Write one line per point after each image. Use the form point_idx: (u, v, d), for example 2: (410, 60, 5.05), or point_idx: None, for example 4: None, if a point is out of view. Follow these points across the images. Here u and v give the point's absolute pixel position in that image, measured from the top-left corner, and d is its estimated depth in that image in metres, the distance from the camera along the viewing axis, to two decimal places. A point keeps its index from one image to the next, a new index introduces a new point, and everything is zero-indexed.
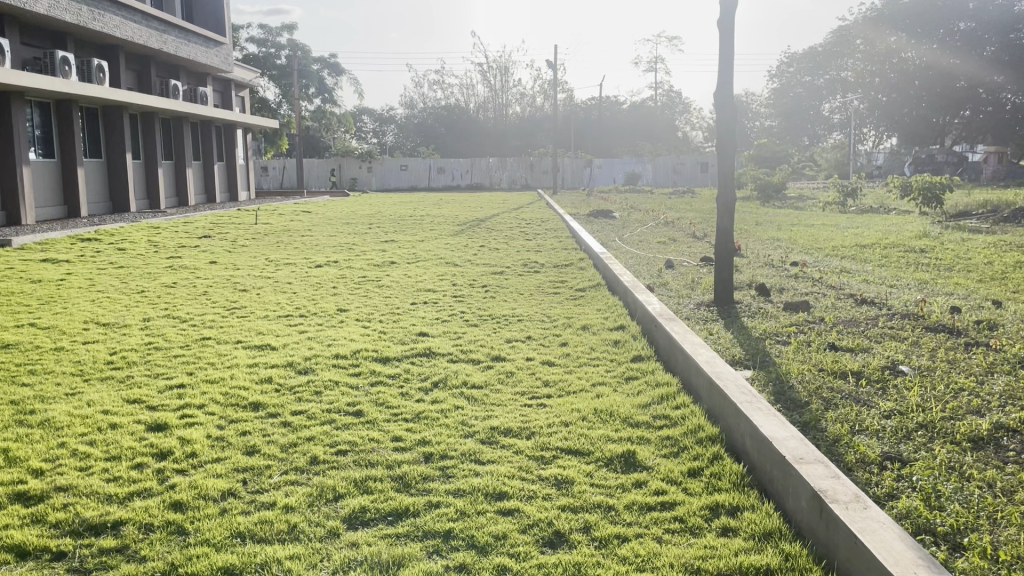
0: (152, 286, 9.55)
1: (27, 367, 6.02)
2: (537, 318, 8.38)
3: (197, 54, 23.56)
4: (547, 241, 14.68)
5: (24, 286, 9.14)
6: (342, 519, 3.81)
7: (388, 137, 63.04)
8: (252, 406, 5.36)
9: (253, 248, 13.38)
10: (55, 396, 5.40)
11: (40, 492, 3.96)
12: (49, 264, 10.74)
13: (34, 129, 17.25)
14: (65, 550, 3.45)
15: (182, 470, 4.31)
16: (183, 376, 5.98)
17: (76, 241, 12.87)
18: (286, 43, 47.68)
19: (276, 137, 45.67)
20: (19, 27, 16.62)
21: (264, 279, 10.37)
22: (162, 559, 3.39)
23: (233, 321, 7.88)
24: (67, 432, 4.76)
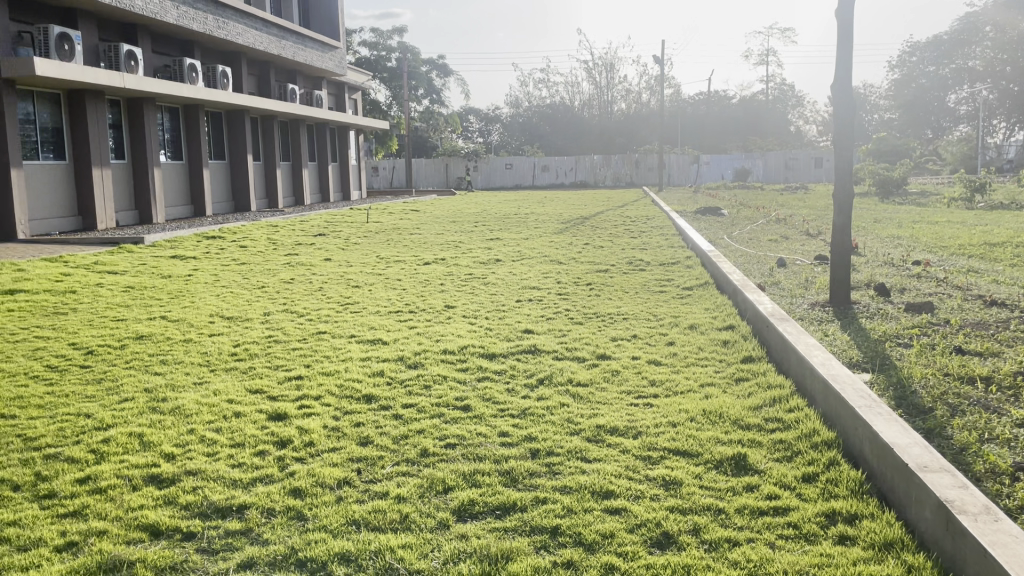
0: (272, 282, 10.00)
1: (159, 357, 6.40)
2: (643, 316, 8.30)
3: (313, 59, 24.44)
4: (652, 239, 14.45)
5: (156, 280, 9.73)
6: (452, 510, 3.89)
7: (494, 136, 63.91)
8: (365, 399, 5.54)
9: (365, 245, 13.83)
10: (185, 385, 5.73)
11: (171, 476, 4.20)
12: (178, 260, 11.42)
13: (165, 133, 18.30)
14: (193, 531, 3.64)
15: (300, 459, 4.49)
16: (301, 368, 6.23)
17: (202, 238, 13.61)
18: (396, 46, 49.00)
19: (386, 137, 46.92)
20: (151, 37, 17.66)
21: (374, 276, 10.68)
22: (283, 543, 3.54)
23: (346, 317, 8.16)
24: (196, 419, 5.04)
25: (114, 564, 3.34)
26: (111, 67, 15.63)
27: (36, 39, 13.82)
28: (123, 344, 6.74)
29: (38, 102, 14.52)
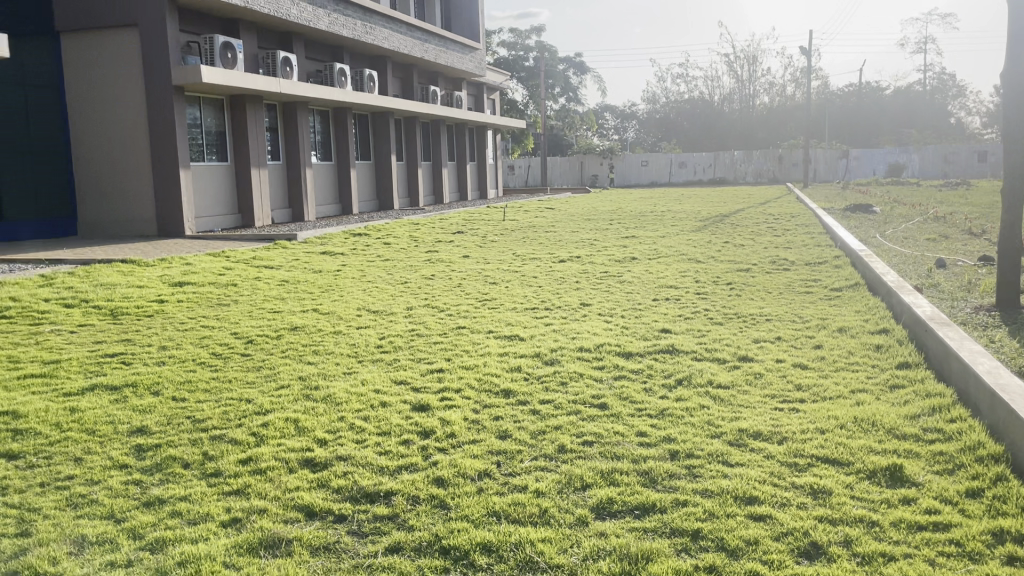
0: (413, 277, 10.31)
1: (311, 348, 6.76)
2: (788, 317, 8.00)
3: (454, 60, 25.02)
4: (796, 238, 13.89)
5: (308, 275, 10.27)
6: (590, 508, 3.89)
7: (630, 133, 63.37)
8: (503, 393, 5.62)
9: (502, 243, 14.04)
10: (335, 374, 6.01)
11: (324, 460, 4.42)
12: (327, 256, 11.98)
13: (316, 135, 19.23)
14: (345, 514, 3.82)
15: (443, 449, 4.62)
16: (442, 362, 6.40)
17: (349, 235, 14.23)
18: (534, 45, 49.47)
19: (523, 136, 47.45)
20: (304, 44, 18.60)
21: (512, 273, 10.82)
22: (427, 530, 3.65)
23: (485, 312, 8.31)
24: (346, 407, 5.28)
25: (273, 541, 3.54)
26: (268, 72, 16.56)
27: (203, 48, 14.83)
28: (279, 334, 7.15)
29: (204, 108, 15.59)
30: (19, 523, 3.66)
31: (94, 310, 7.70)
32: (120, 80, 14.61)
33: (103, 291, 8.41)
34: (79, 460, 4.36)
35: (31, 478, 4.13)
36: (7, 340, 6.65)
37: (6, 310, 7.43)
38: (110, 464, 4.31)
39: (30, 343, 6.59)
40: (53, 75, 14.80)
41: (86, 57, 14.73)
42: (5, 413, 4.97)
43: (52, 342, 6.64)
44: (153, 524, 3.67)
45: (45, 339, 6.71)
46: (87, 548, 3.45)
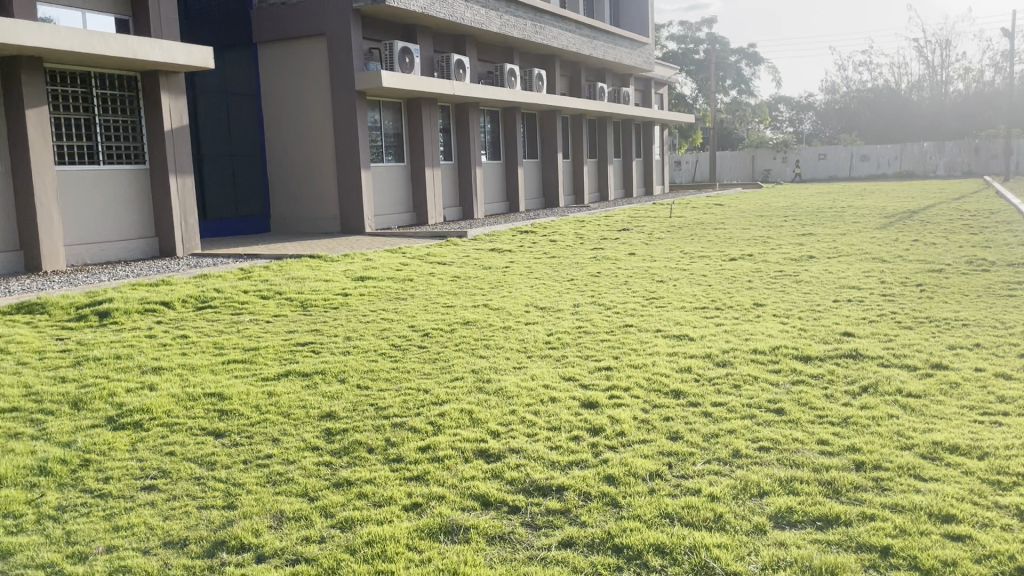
0: (580, 275, 10.35)
1: (483, 342, 6.94)
2: (988, 323, 7.35)
3: (623, 56, 24.83)
4: (998, 237, 12.73)
5: (478, 271, 10.55)
6: (768, 516, 3.75)
7: (806, 125, 60.52)
8: (673, 394, 5.53)
9: (669, 240, 13.79)
10: (506, 368, 6.15)
11: (497, 452, 4.53)
12: (496, 252, 12.26)
13: (486, 135, 19.72)
14: (518, 506, 3.90)
15: (613, 447, 4.61)
16: (610, 359, 6.39)
17: (517, 232, 14.49)
18: (705, 37, 48.30)
19: (691, 130, 46.48)
20: (477, 46, 19.10)
21: (680, 271, 10.63)
22: (600, 527, 3.66)
23: (653, 311, 8.21)
24: (517, 401, 5.38)
25: (452, 528, 3.67)
26: (443, 75, 17.16)
27: (383, 54, 15.57)
28: (453, 328, 7.40)
29: (383, 111, 16.38)
30: (226, 496, 4.00)
31: (286, 302, 8.28)
32: (308, 87, 15.62)
33: (294, 285, 9.03)
34: (276, 440, 4.71)
35: (236, 455, 4.50)
36: (213, 328, 7.28)
37: (211, 301, 8.13)
38: (303, 446, 4.63)
39: (232, 331, 7.18)
40: (251, 84, 16.03)
41: (280, 67, 15.86)
42: (212, 394, 5.44)
43: (251, 330, 7.21)
44: (342, 504, 3.90)
45: (245, 328, 7.30)
46: (285, 522, 3.72)
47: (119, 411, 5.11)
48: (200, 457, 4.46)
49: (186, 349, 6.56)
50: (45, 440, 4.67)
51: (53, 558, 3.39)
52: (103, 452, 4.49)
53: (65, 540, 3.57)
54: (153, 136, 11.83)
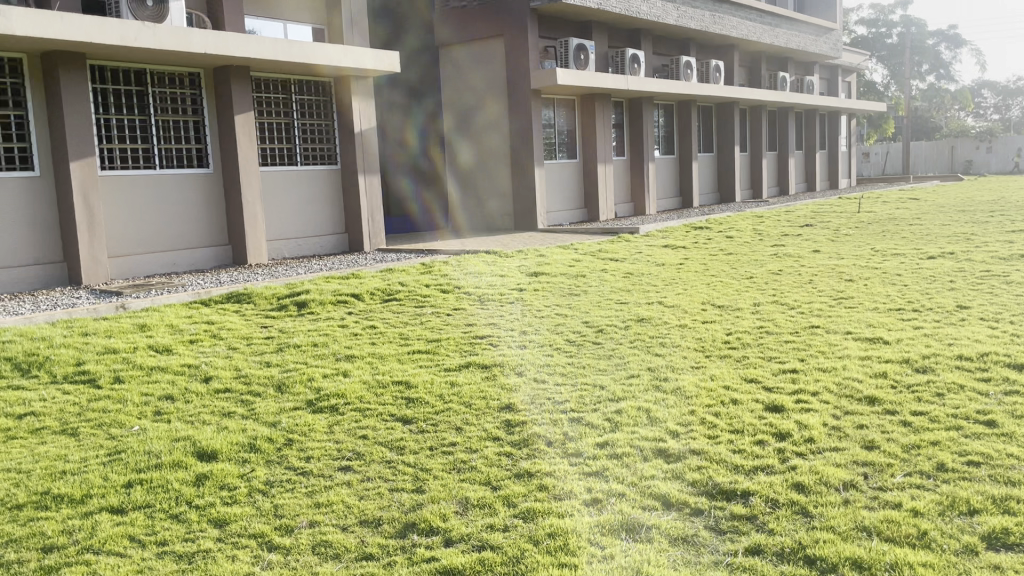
0: (760, 273, 9.96)
1: (659, 339, 6.83)
2: None
3: (807, 43, 23.65)
4: None
5: (653, 268, 10.40)
6: (979, 536, 3.44)
7: (1014, 111, 55.20)
8: (867, 400, 5.20)
9: (857, 237, 12.98)
10: (684, 367, 6.02)
11: (677, 452, 4.44)
12: (670, 249, 12.04)
13: (660, 129, 19.42)
14: (702, 508, 3.80)
15: (802, 454, 4.40)
16: (796, 362, 6.10)
17: (691, 229, 14.15)
18: (899, 20, 45.20)
19: (881, 120, 43.65)
20: (652, 39, 18.84)
21: (871, 270, 9.98)
22: (789, 537, 3.50)
23: (841, 311, 7.77)
24: (697, 401, 5.25)
25: (633, 526, 3.63)
26: (617, 71, 17.06)
27: (559, 52, 15.70)
28: (628, 325, 7.33)
29: (557, 108, 16.52)
30: (415, 480, 4.17)
31: (465, 296, 8.53)
32: (486, 86, 16.03)
33: (471, 279, 9.29)
34: (460, 429, 4.86)
35: (423, 441, 4.69)
36: (398, 320, 7.62)
37: (396, 294, 8.52)
38: (484, 436, 4.75)
39: (415, 323, 7.49)
40: None
41: (459, 67, 16.35)
42: (399, 382, 5.70)
43: (432, 322, 7.49)
44: (524, 495, 3.96)
45: (427, 320, 7.59)
46: (470, 509, 3.83)
47: (317, 395, 5.47)
48: (390, 442, 4.68)
49: (374, 339, 6.91)
50: (254, 419, 5.07)
51: (264, 529, 3.67)
52: (303, 433, 4.82)
53: (273, 512, 3.85)
54: (344, 137, 12.56)
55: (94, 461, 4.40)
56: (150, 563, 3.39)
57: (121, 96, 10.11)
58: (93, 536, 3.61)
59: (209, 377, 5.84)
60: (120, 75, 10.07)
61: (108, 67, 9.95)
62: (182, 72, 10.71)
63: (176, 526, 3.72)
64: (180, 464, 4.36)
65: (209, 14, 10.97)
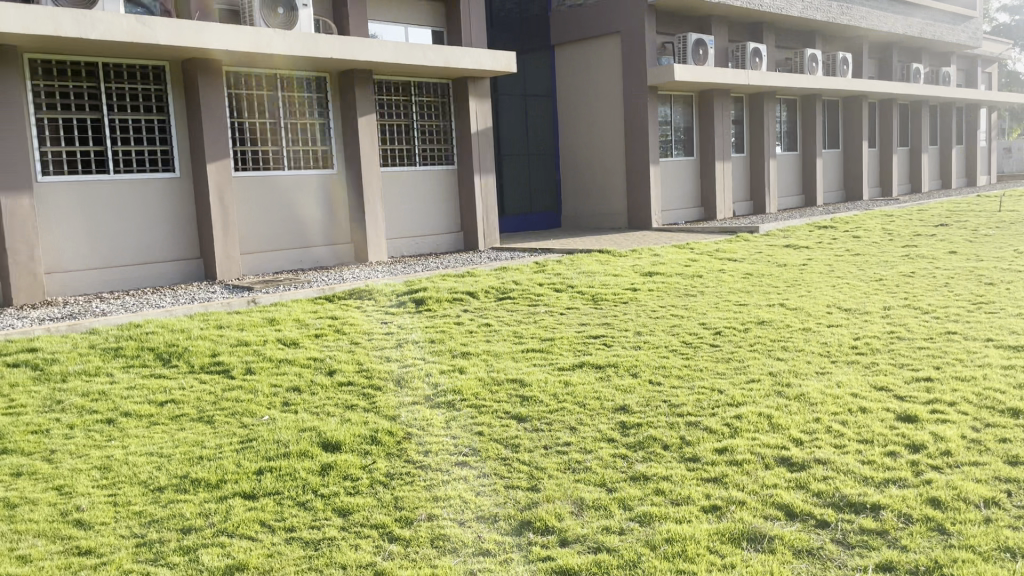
0: (890, 275, 9.48)
1: (781, 343, 6.60)
2: None
3: (944, 32, 22.32)
4: None
5: (774, 268, 10.08)
6: None
7: None
8: (1011, 413, 4.85)
9: (999, 238, 12.14)
10: (808, 372, 5.80)
11: (801, 461, 4.28)
12: (792, 249, 11.62)
13: (782, 125, 18.79)
14: (828, 520, 3.65)
15: (938, 467, 4.15)
16: (931, 370, 5.76)
17: (814, 228, 13.61)
18: None
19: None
20: (775, 32, 18.23)
21: (1015, 273, 9.33)
22: (924, 554, 3.30)
23: (981, 317, 7.28)
24: (822, 408, 5.04)
25: (755, 535, 3.53)
26: (738, 66, 16.62)
27: (677, 48, 15.43)
28: (748, 327, 7.12)
29: (674, 105, 16.24)
30: (530, 478, 4.18)
31: (579, 296, 8.50)
32: (601, 84, 15.94)
33: (585, 278, 9.26)
34: (574, 429, 4.84)
35: (538, 439, 4.70)
36: (512, 318, 7.68)
37: (510, 292, 8.59)
38: (599, 437, 4.72)
39: (529, 322, 7.53)
40: (548, 86, 16.74)
41: (575, 65, 16.34)
42: (514, 380, 5.74)
43: (546, 321, 7.51)
44: (640, 498, 3.91)
45: (541, 319, 7.62)
46: (585, 510, 3.81)
47: (435, 390, 5.58)
48: (505, 439, 4.72)
49: (489, 337, 6.99)
50: (374, 412, 5.22)
51: (384, 520, 3.77)
52: (421, 428, 4.92)
53: (393, 504, 3.96)
54: (461, 137, 12.77)
55: (228, 448, 4.64)
56: (278, 548, 3.54)
57: (252, 100, 10.62)
58: (227, 519, 3.80)
59: (333, 370, 6.06)
60: (253, 80, 10.60)
61: (242, 73, 10.48)
62: (310, 77, 11.17)
63: (304, 513, 3.88)
64: (307, 453, 4.54)
65: (335, 20, 11.40)
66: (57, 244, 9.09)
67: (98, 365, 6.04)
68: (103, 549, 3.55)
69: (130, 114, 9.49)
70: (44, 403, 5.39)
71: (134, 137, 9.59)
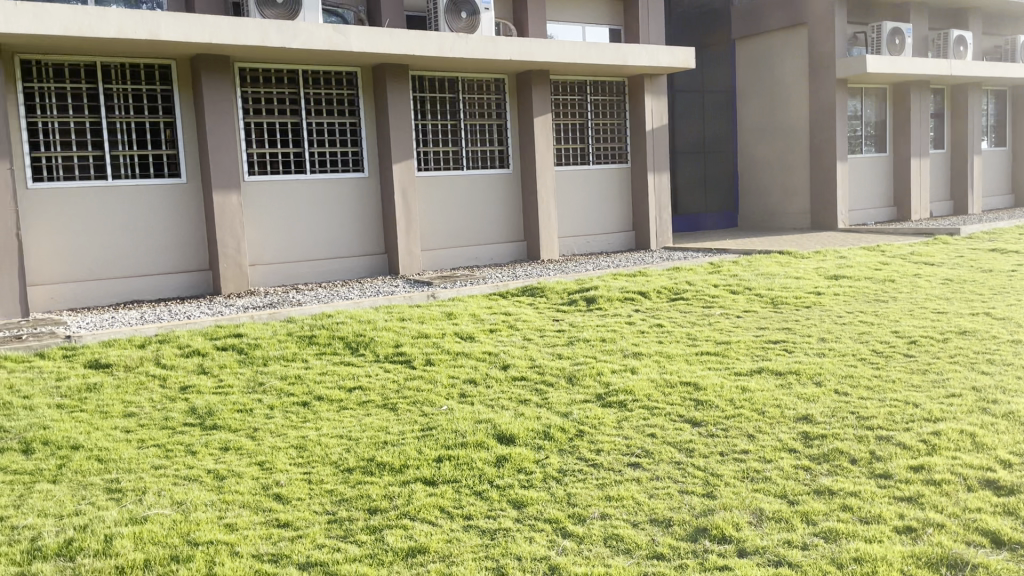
0: None
1: (986, 356, 6.05)
2: None
3: None
4: None
5: (977, 274, 9.24)
6: None
7: None
8: None
9: None
10: (1018, 389, 5.27)
11: (1010, 485, 3.90)
12: (998, 253, 10.61)
13: (990, 118, 17.23)
14: None
15: None
16: None
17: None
18: None
19: None
20: (984, 18, 16.76)
21: None
22: None
23: None
24: None
25: (956, 562, 3.25)
26: (939, 55, 15.43)
27: (870, 38, 14.57)
28: (946, 337, 6.58)
29: (865, 99, 15.33)
30: (706, 485, 4.08)
31: (757, 298, 8.19)
32: (786, 78, 15.31)
33: (764, 281, 8.92)
34: (752, 437, 4.67)
35: (714, 445, 4.58)
36: (687, 319, 7.52)
37: (684, 293, 8.42)
38: (779, 446, 4.53)
39: (704, 324, 7.34)
40: (728, 81, 16.23)
41: (759, 60, 15.76)
42: (689, 383, 5.62)
43: (722, 324, 7.30)
44: (825, 513, 3.72)
45: (716, 321, 7.41)
46: (765, 521, 3.67)
47: (607, 389, 5.57)
48: (679, 442, 4.63)
49: (663, 338, 6.88)
50: (548, 408, 5.28)
51: (558, 515, 3.81)
52: (594, 426, 4.93)
53: (567, 500, 3.98)
54: (637, 136, 12.67)
55: (410, 435, 4.85)
56: (456, 535, 3.66)
57: (436, 102, 11.06)
58: (410, 503, 3.98)
59: (508, 365, 6.18)
60: (437, 84, 11.02)
61: (427, 77, 10.92)
62: (490, 79, 11.47)
63: (480, 503, 3.99)
64: (484, 444, 4.67)
65: (515, 23, 11.64)
66: (260, 239, 9.86)
67: (294, 351, 6.49)
68: (299, 523, 3.81)
69: (325, 118, 10.15)
70: (248, 384, 5.87)
71: (329, 140, 10.23)
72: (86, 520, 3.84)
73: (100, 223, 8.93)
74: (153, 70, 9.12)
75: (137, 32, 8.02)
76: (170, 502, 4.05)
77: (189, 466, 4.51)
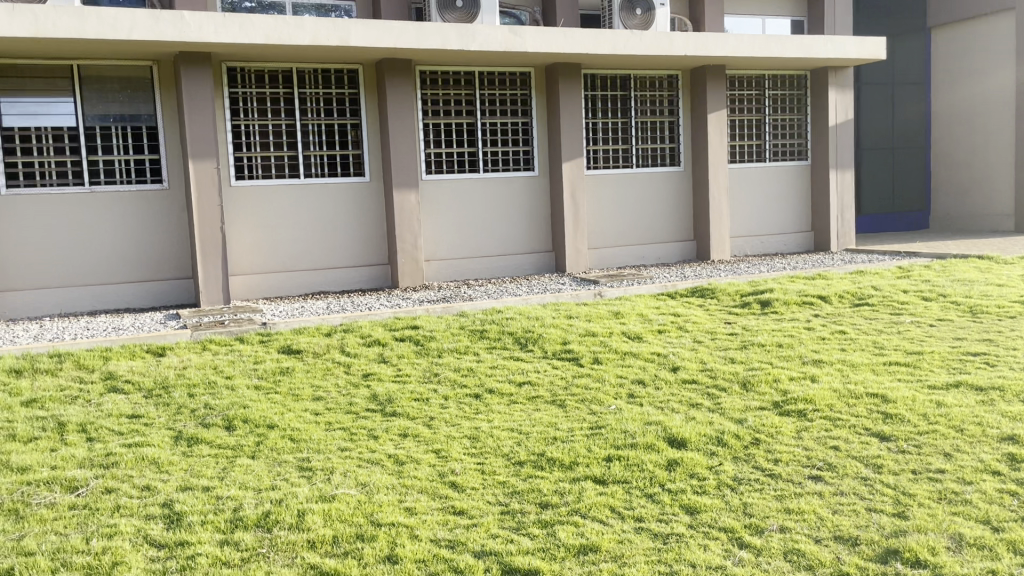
0: None
1: None
2: None
3: None
4: None
5: None
6: None
7: None
8: None
9: None
10: None
11: None
12: None
13: None
14: None
15: None
16: None
17: None
18: None
19: None
20: None
21: None
22: None
23: None
24: None
25: None
26: None
27: None
28: None
29: None
30: (896, 504, 3.82)
31: (953, 307, 7.57)
32: (989, 67, 14.08)
33: (961, 287, 8.23)
34: (949, 456, 4.32)
35: (904, 462, 4.28)
36: (872, 327, 7.07)
37: (869, 298, 7.92)
38: (981, 467, 4.16)
39: (892, 332, 6.87)
40: (921, 72, 15.12)
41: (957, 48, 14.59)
42: (876, 395, 5.28)
43: (913, 333, 6.80)
44: None
45: (906, 330, 6.92)
46: (966, 548, 3.38)
47: (784, 397, 5.33)
48: (865, 457, 4.36)
49: (846, 345, 6.51)
50: (721, 414, 5.13)
51: (733, 525, 3.69)
52: (771, 435, 4.73)
53: (743, 510, 3.85)
54: (818, 132, 12.07)
55: (579, 432, 4.87)
56: (628, 536, 3.63)
57: (607, 101, 11.03)
58: (581, 501, 3.99)
59: (678, 367, 6.07)
60: (609, 82, 10.99)
61: (599, 75, 10.92)
62: (663, 76, 11.30)
63: (652, 505, 3.93)
64: (654, 447, 4.60)
65: (691, 18, 11.42)
66: (435, 235, 10.23)
67: (467, 345, 6.68)
68: (474, 512, 3.91)
69: (499, 118, 10.38)
70: (424, 374, 6.11)
71: (502, 139, 10.45)
72: (281, 494, 4.13)
73: (292, 219, 9.58)
74: (342, 75, 9.67)
75: (330, 39, 8.53)
76: (354, 482, 4.27)
77: (371, 450, 4.75)
